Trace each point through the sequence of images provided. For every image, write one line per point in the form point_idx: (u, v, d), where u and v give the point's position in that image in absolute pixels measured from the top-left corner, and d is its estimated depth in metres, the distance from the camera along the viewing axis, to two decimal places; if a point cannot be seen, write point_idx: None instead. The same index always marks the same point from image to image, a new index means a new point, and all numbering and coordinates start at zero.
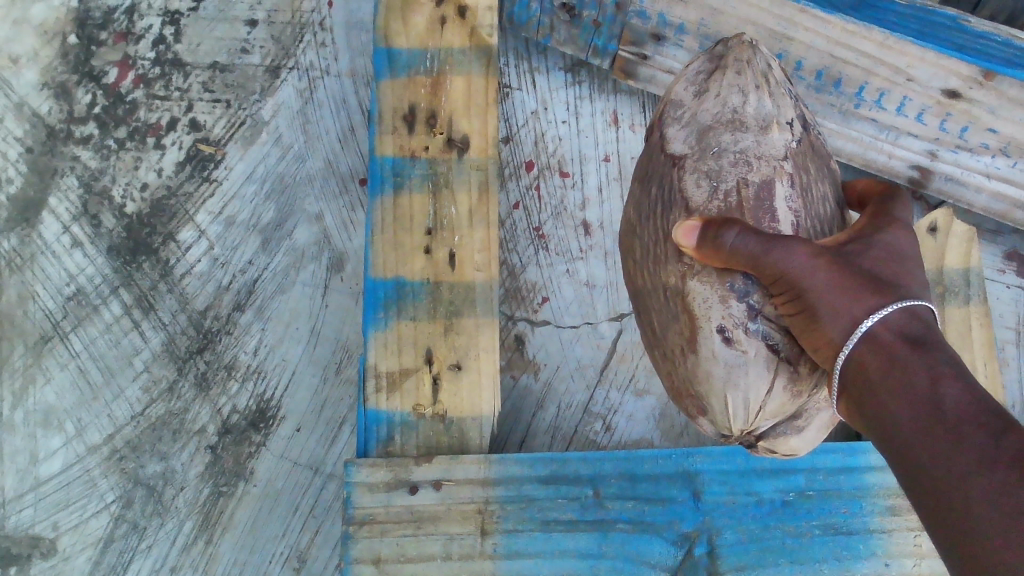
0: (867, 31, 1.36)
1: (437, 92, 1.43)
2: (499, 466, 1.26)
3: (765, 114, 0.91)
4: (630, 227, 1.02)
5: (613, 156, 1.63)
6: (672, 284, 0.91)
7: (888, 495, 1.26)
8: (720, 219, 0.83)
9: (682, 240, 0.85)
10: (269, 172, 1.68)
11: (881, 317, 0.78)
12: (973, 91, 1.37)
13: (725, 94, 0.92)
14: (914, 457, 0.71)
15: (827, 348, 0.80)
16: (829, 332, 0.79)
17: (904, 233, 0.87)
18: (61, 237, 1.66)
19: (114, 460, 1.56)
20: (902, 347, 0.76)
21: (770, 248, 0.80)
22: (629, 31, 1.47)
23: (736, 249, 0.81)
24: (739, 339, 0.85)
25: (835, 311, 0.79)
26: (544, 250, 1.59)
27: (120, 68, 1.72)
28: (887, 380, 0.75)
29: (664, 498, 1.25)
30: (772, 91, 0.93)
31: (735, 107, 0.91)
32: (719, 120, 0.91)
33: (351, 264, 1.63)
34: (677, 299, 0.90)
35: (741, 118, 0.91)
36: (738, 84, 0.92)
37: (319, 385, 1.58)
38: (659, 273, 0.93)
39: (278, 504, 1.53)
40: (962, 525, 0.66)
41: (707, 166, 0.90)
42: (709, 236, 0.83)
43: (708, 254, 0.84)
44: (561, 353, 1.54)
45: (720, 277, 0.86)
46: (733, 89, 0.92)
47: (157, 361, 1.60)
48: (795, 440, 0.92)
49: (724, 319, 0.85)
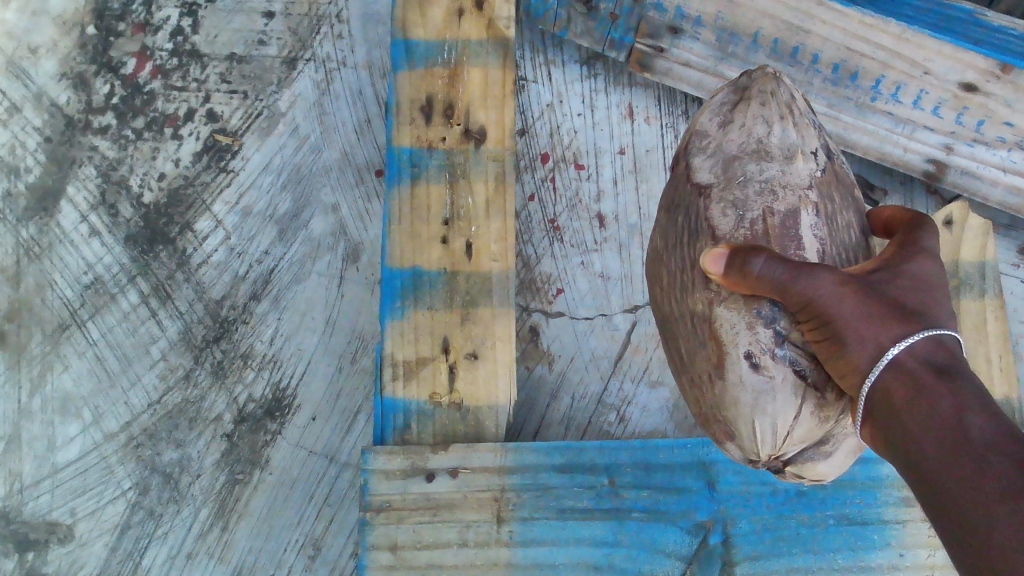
0: (885, 25, 1.34)
1: (454, 83, 1.44)
2: (515, 455, 1.27)
3: (790, 144, 0.92)
4: (656, 257, 1.02)
5: (628, 149, 1.64)
6: (699, 311, 0.91)
7: (903, 487, 1.26)
8: (747, 248, 0.83)
9: (709, 266, 0.85)
10: (285, 163, 1.69)
11: (906, 345, 0.79)
12: (990, 85, 1.35)
13: (749, 125, 0.92)
14: (935, 480, 0.73)
15: (853, 374, 0.80)
16: (855, 359, 0.80)
17: (932, 263, 0.87)
18: (80, 226, 1.67)
19: (131, 447, 1.57)
20: (927, 376, 0.77)
21: (797, 276, 0.80)
22: (646, 23, 1.48)
23: (764, 276, 0.81)
24: (766, 365, 0.85)
25: (863, 338, 0.79)
26: (559, 242, 1.60)
27: (138, 59, 1.73)
28: (912, 408, 0.76)
29: (679, 487, 1.26)
30: (796, 121, 0.93)
31: (760, 137, 0.92)
32: (744, 150, 0.92)
33: (367, 255, 1.64)
34: (704, 325, 0.90)
35: (766, 148, 0.91)
36: (764, 114, 0.92)
37: (334, 374, 1.59)
38: (686, 299, 0.93)
39: (294, 491, 1.54)
40: (987, 554, 0.67)
41: (732, 196, 0.91)
42: (736, 263, 0.83)
43: (736, 282, 0.84)
44: (575, 344, 1.55)
45: (746, 304, 0.86)
46: (758, 120, 0.92)
47: (174, 350, 1.61)
48: (823, 465, 0.91)
49: (751, 345, 0.85)
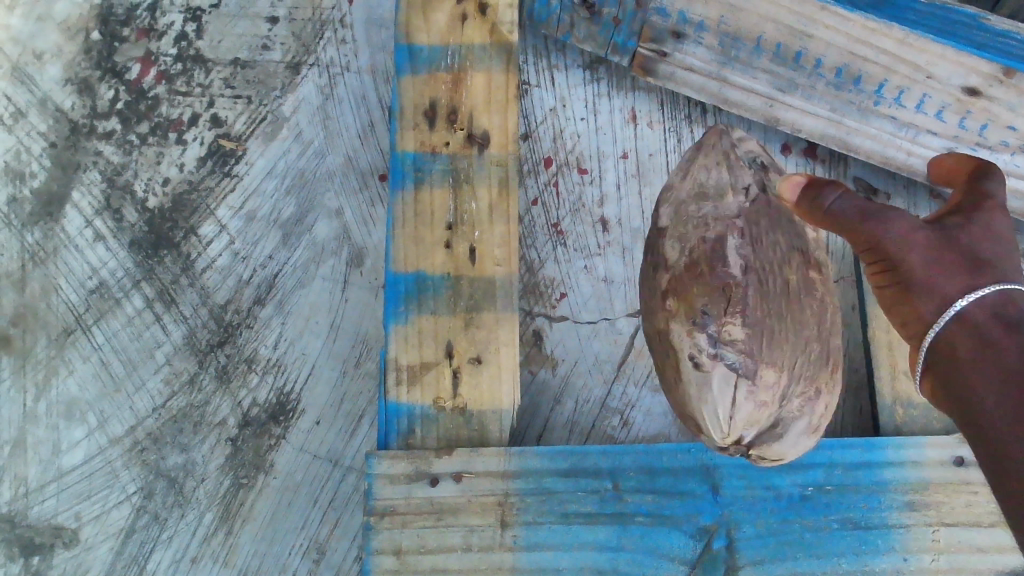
0: (887, 30, 1.33)
1: (457, 88, 1.44)
2: (519, 459, 1.27)
3: (722, 183, 1.01)
4: None
5: (631, 153, 1.64)
6: (661, 325, 1.02)
7: (908, 491, 1.24)
8: (821, 181, 0.91)
9: (784, 193, 0.93)
10: (289, 167, 1.69)
11: (977, 297, 0.79)
12: (993, 89, 1.34)
13: (695, 172, 1.04)
14: (997, 437, 0.73)
15: (918, 323, 0.83)
16: (922, 307, 0.83)
17: (1005, 216, 0.86)
18: (85, 231, 1.68)
19: (136, 451, 1.58)
20: (994, 329, 0.77)
21: (866, 216, 0.87)
22: (649, 27, 1.48)
23: (834, 210, 0.89)
24: (704, 362, 0.97)
25: (929, 288, 0.82)
26: (561, 246, 1.60)
27: (142, 64, 1.75)
28: (976, 362, 0.76)
29: (683, 491, 1.25)
30: (731, 164, 1.02)
31: (701, 182, 1.03)
32: (688, 195, 1.03)
33: (371, 259, 1.64)
34: (663, 336, 1.02)
35: (704, 189, 1.02)
36: (706, 162, 1.03)
37: (339, 378, 1.58)
38: (653, 319, 1.04)
39: (298, 495, 1.54)
40: None
41: (678, 232, 1.01)
42: (809, 197, 0.91)
43: (810, 215, 0.92)
44: (579, 348, 1.55)
45: (685, 313, 0.98)
46: (701, 168, 1.03)
47: (178, 354, 1.61)
48: (778, 445, 1.00)
49: (691, 348, 0.98)
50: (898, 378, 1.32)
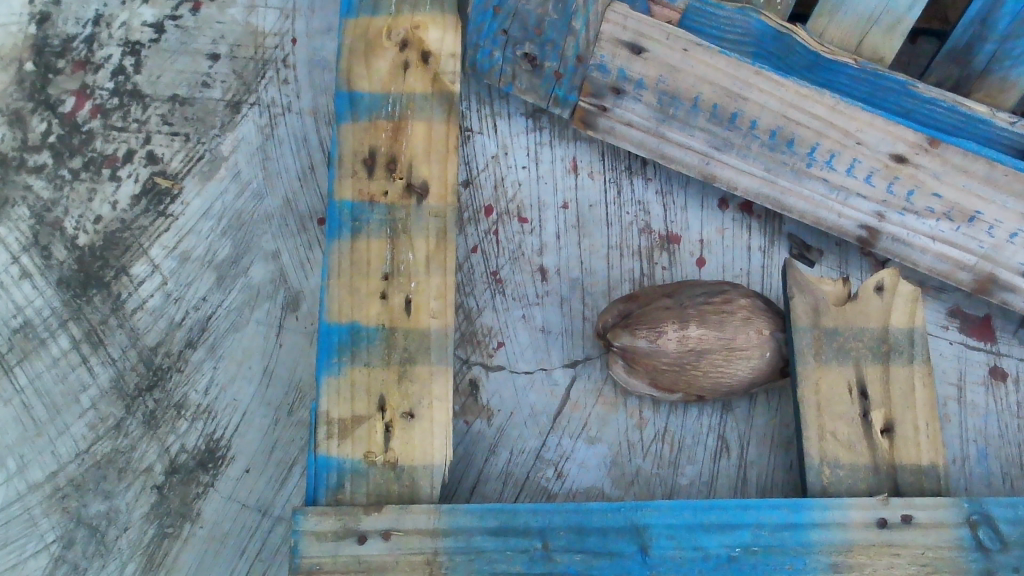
0: (819, 96, 1.40)
1: (397, 137, 1.43)
2: (448, 517, 1.26)
3: (755, 360, 1.40)
4: (733, 336, 1.38)
5: (571, 204, 1.65)
6: (701, 337, 1.37)
7: (833, 553, 1.25)
8: None
9: None
10: (226, 208, 1.66)
11: None
12: (919, 156, 1.39)
13: (756, 344, 1.39)
14: None
15: None
16: None
17: None
18: (11, 268, 1.64)
19: (57, 498, 1.52)
20: None
21: None
22: (589, 82, 1.50)
23: None
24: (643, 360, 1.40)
25: None
26: (500, 294, 1.60)
27: (77, 97, 1.72)
28: None
29: (612, 551, 1.25)
30: (740, 362, 1.39)
31: (752, 345, 1.39)
32: (762, 351, 1.40)
33: (307, 304, 1.60)
34: (697, 336, 1.37)
35: (752, 353, 1.39)
36: (761, 350, 1.39)
37: (270, 426, 1.54)
38: (719, 342, 1.38)
39: (224, 546, 1.49)
40: None
41: (726, 335, 1.38)
42: None
43: None
44: (515, 399, 1.54)
45: (687, 351, 1.37)
46: (765, 346, 1.40)
47: (104, 398, 1.57)
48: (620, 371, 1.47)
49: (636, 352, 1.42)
50: (825, 440, 1.33)
